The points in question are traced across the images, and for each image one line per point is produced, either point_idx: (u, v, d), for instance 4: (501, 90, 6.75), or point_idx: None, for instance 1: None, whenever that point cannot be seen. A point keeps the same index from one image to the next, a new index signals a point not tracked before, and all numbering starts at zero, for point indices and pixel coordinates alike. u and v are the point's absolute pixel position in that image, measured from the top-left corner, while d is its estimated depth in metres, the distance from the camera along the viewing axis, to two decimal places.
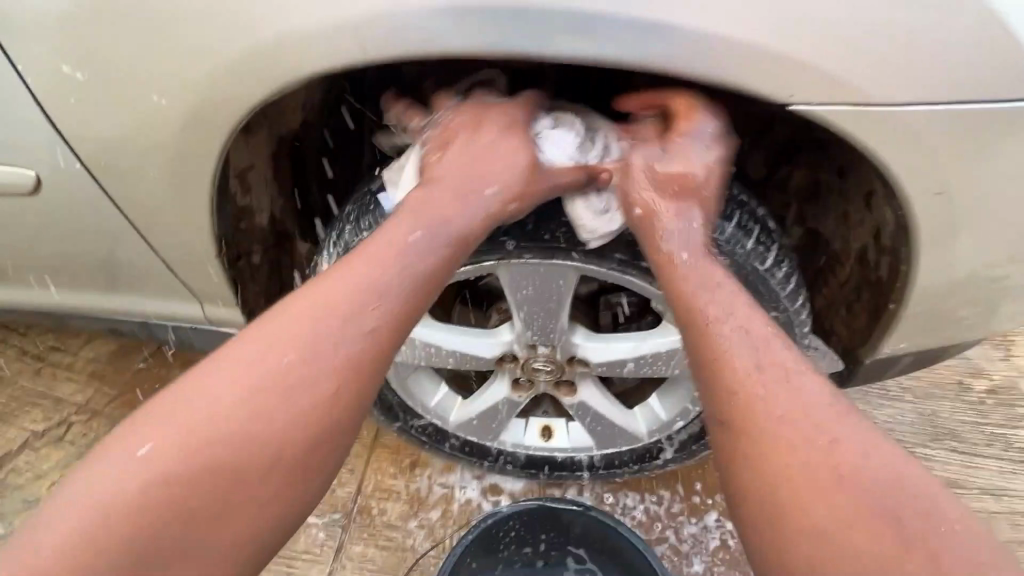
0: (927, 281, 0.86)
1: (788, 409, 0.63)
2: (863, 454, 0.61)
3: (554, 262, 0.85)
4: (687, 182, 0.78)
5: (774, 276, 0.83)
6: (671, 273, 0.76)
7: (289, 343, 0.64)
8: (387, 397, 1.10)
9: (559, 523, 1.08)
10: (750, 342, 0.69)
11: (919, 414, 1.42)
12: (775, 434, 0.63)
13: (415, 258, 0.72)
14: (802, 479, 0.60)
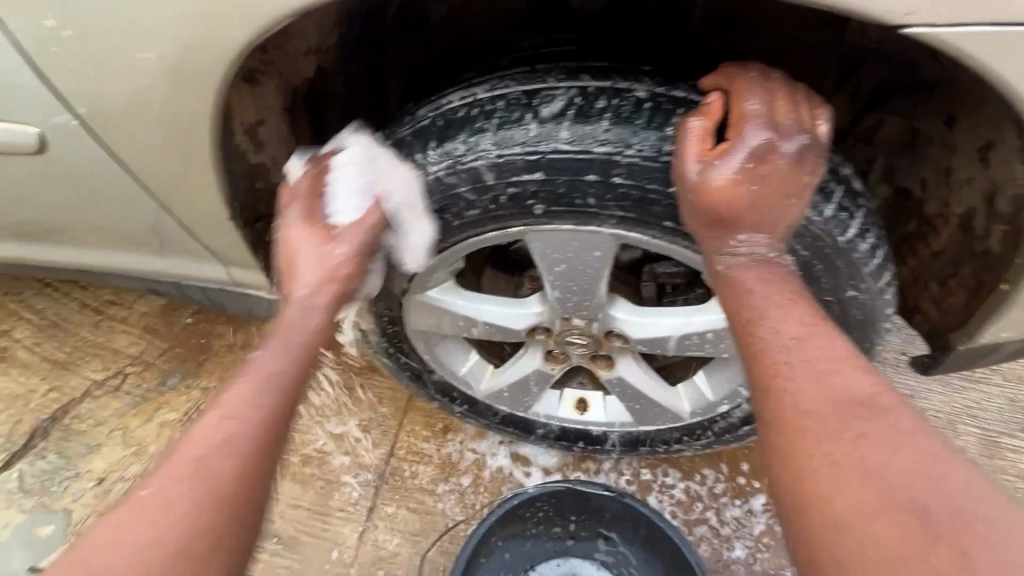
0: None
1: (821, 413, 0.57)
2: (909, 461, 0.53)
3: (589, 229, 0.71)
4: (750, 193, 0.64)
5: (857, 252, 0.68)
6: (725, 290, 0.67)
7: (179, 458, 0.62)
8: (414, 363, 1.05)
9: (589, 506, 1.04)
10: (796, 350, 0.61)
11: (1008, 399, 1.26)
12: (805, 442, 0.57)
13: (272, 371, 0.69)
14: (838, 489, 0.54)
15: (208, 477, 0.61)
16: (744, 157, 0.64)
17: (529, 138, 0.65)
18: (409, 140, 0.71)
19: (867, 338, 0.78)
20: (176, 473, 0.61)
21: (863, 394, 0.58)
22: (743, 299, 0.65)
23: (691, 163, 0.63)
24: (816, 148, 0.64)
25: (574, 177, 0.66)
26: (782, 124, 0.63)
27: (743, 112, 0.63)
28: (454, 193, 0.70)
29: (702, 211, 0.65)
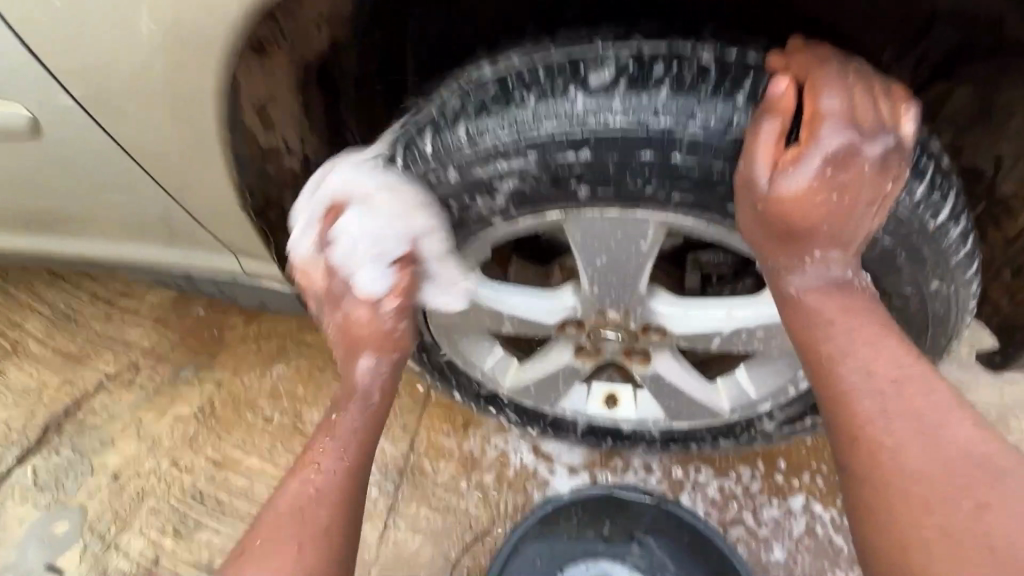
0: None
1: (925, 471, 0.53)
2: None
3: (638, 213, 0.62)
4: (829, 205, 0.55)
5: (949, 237, 0.57)
6: (793, 311, 0.60)
7: (292, 502, 0.70)
8: (437, 358, 0.99)
9: (628, 510, 0.99)
10: (886, 392, 0.56)
11: None
12: (902, 504, 0.53)
13: (373, 377, 0.82)
14: (947, 557, 0.50)
15: (319, 514, 0.70)
16: (822, 160, 0.54)
17: (573, 113, 0.56)
18: (434, 126, 0.62)
19: (950, 331, 0.67)
20: (291, 506, 0.70)
21: (968, 451, 0.53)
22: (819, 327, 0.59)
23: (760, 169, 0.54)
24: (902, 147, 0.55)
25: (626, 156, 0.57)
26: (863, 126, 0.54)
27: (820, 108, 0.53)
28: (479, 185, 0.62)
29: (771, 222, 0.56)
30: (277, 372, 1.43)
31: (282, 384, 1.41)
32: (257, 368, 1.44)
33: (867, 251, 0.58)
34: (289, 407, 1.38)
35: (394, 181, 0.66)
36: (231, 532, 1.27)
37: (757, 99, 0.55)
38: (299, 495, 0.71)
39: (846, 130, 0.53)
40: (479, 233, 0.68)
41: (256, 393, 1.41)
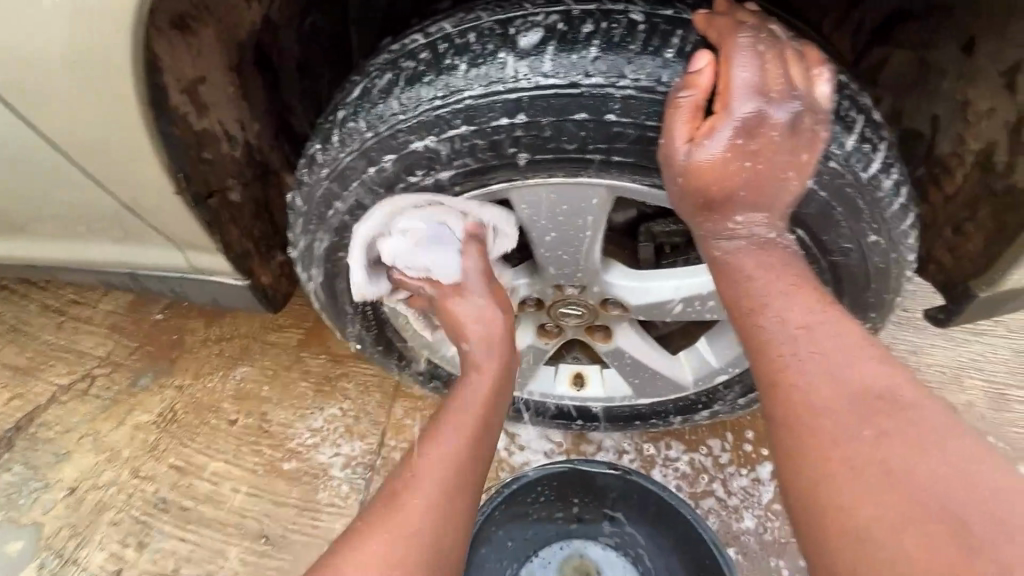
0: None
1: (830, 409, 0.48)
2: (933, 462, 0.44)
3: (579, 181, 0.61)
4: (744, 172, 0.53)
5: (879, 188, 0.57)
6: (721, 277, 0.56)
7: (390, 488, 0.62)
8: (399, 345, 0.97)
9: (594, 487, 0.99)
10: (799, 337, 0.51)
11: (1011, 350, 1.22)
12: (820, 449, 0.48)
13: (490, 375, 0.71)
14: (861, 496, 0.45)
15: (412, 521, 0.58)
16: (736, 130, 0.51)
17: (503, 76, 0.55)
18: (370, 99, 0.61)
19: (894, 283, 0.67)
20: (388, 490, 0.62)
21: (873, 385, 0.48)
22: (738, 286, 0.55)
23: (677, 142, 0.52)
24: (814, 110, 0.53)
25: (560, 118, 0.55)
26: (774, 90, 0.51)
27: (732, 74, 0.51)
28: (415, 158, 0.60)
29: (693, 194, 0.54)
30: (240, 373, 1.39)
31: (246, 385, 1.38)
32: (220, 371, 1.40)
33: (801, 210, 0.58)
34: (254, 409, 1.35)
35: (335, 158, 0.64)
36: (198, 540, 1.23)
37: (685, 57, 0.54)
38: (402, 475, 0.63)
39: (756, 98, 0.51)
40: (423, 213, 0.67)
41: (220, 396, 1.37)
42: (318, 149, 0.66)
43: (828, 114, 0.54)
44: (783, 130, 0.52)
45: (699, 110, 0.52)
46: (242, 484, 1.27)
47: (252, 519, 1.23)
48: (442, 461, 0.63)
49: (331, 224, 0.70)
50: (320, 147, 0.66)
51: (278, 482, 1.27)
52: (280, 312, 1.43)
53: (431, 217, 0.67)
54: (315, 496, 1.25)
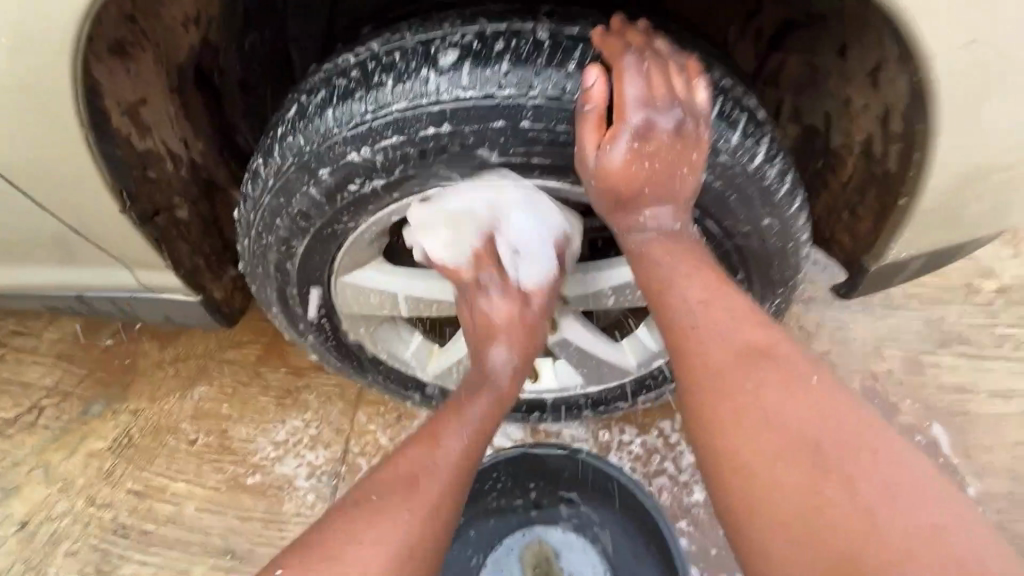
0: (950, 155, 0.70)
1: (725, 371, 0.59)
2: (805, 409, 0.56)
3: (504, 179, 0.67)
4: (644, 173, 0.63)
5: (765, 178, 0.65)
6: (638, 265, 0.66)
7: (342, 526, 0.66)
8: (356, 351, 0.99)
9: (546, 470, 1.08)
10: (703, 313, 0.62)
11: (925, 320, 1.34)
12: (723, 408, 0.58)
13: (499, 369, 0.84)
14: (753, 445, 0.56)
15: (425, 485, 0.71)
16: (632, 138, 0.62)
17: (426, 91, 0.60)
18: (308, 114, 0.65)
19: (792, 263, 0.76)
20: (343, 520, 0.67)
21: (759, 348, 0.60)
22: (651, 274, 0.65)
23: (588, 150, 0.61)
24: (695, 115, 0.61)
25: (482, 126, 0.61)
26: (659, 102, 0.61)
27: (622, 90, 0.61)
28: (353, 167, 0.64)
29: (606, 193, 0.64)
30: (198, 393, 1.38)
31: (205, 404, 1.37)
32: (177, 393, 1.39)
33: (699, 199, 0.66)
34: (214, 427, 1.34)
35: (277, 170, 0.68)
36: (161, 561, 1.23)
37: (586, 68, 0.61)
38: (357, 502, 0.69)
39: (643, 110, 0.62)
40: (364, 218, 0.71)
41: (178, 417, 1.36)
42: (260, 164, 0.70)
43: (710, 114, 0.62)
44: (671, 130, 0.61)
45: (601, 120, 0.60)
46: (205, 502, 1.27)
47: (217, 536, 1.24)
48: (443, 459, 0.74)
49: (276, 233, 0.74)
50: (261, 161, 0.70)
51: (242, 497, 1.27)
52: (236, 329, 1.43)
53: (370, 223, 0.72)
54: (280, 507, 1.26)
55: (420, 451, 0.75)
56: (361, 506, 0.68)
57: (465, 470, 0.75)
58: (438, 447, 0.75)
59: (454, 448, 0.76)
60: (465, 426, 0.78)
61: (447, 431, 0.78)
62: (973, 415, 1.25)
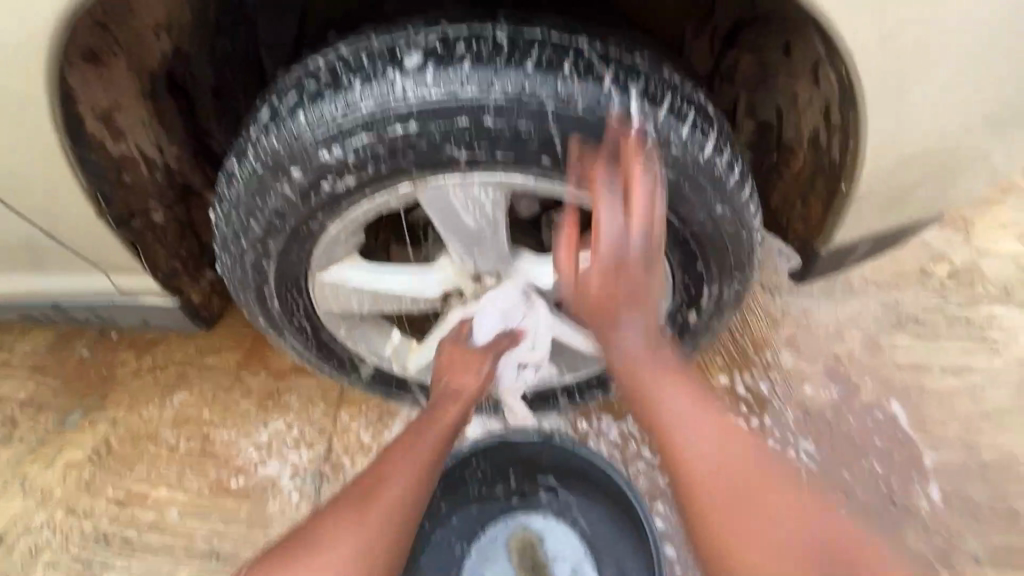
0: (879, 142, 0.78)
1: (715, 472, 0.65)
2: (795, 515, 0.63)
3: (473, 176, 0.70)
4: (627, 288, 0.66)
5: (715, 167, 0.70)
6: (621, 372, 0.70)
7: (298, 553, 0.72)
8: (337, 349, 1.01)
9: (527, 459, 1.09)
10: (685, 420, 0.67)
11: (882, 304, 1.41)
12: (713, 485, 0.65)
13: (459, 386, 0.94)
14: (739, 533, 0.63)
15: (385, 499, 0.78)
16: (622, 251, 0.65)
17: (392, 91, 0.63)
18: (279, 117, 0.68)
19: (747, 249, 0.80)
20: (302, 543, 0.73)
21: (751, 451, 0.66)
22: (638, 382, 0.69)
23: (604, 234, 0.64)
24: (647, 112, 0.66)
25: (447, 124, 0.64)
26: (649, 222, 0.63)
27: (625, 202, 0.63)
28: (325, 167, 0.67)
29: (592, 302, 0.68)
30: (178, 400, 1.38)
31: (185, 411, 1.37)
32: (156, 400, 1.38)
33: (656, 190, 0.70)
34: (195, 433, 1.35)
35: (250, 172, 0.70)
36: (144, 567, 1.23)
37: (544, 66, 0.64)
38: (312, 528, 0.75)
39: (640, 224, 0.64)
40: (339, 215, 0.74)
41: (158, 425, 1.36)
42: (234, 165, 0.72)
43: (661, 109, 0.67)
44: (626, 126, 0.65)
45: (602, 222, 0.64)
46: (187, 506, 1.27)
47: (200, 540, 1.24)
48: (402, 479, 0.81)
49: (252, 233, 0.76)
50: (235, 163, 0.72)
51: (225, 500, 1.27)
52: (215, 335, 1.43)
53: (345, 222, 0.75)
54: (264, 508, 1.27)
55: (372, 479, 0.80)
56: (317, 530, 0.74)
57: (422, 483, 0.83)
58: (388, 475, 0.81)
59: (404, 478, 0.81)
60: (413, 456, 0.84)
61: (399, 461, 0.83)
62: (928, 391, 1.32)
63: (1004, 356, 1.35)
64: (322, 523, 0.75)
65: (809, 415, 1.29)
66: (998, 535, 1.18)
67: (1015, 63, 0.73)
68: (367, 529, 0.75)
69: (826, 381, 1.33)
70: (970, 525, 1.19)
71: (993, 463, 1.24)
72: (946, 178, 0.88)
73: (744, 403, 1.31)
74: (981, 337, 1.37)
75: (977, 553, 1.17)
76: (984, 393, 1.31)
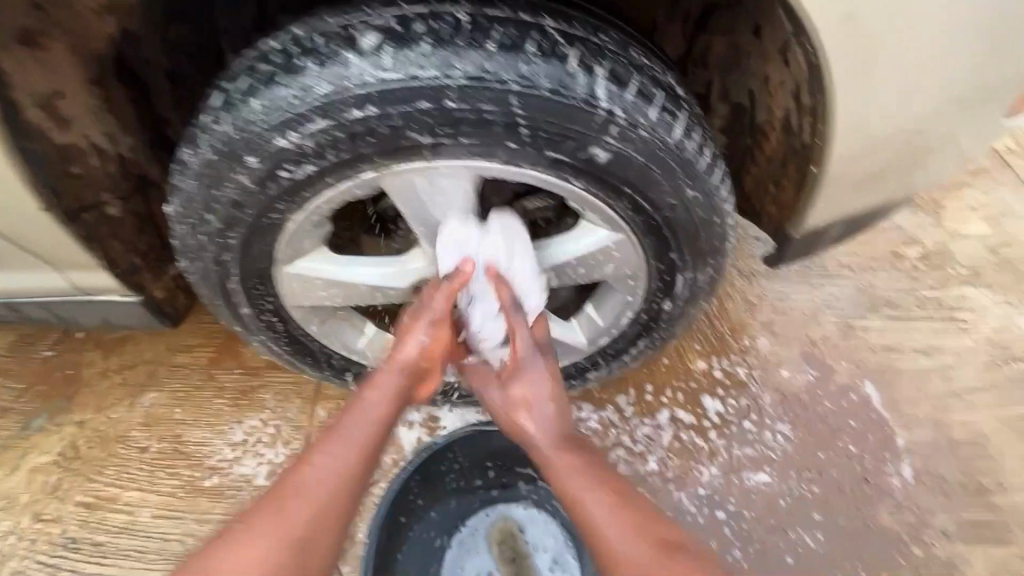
0: (847, 123, 0.77)
1: (625, 545, 0.73)
2: (643, 521, 0.76)
3: (439, 162, 0.68)
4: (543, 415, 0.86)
5: (685, 150, 0.70)
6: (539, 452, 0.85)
7: (231, 532, 0.71)
8: (309, 345, 0.98)
9: (505, 450, 1.08)
10: (591, 488, 0.79)
11: (856, 287, 1.42)
12: (620, 557, 0.73)
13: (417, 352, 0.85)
14: None
15: (310, 493, 0.73)
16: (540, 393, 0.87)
17: (348, 73, 0.61)
18: (231, 102, 0.65)
19: (719, 233, 0.80)
20: (225, 533, 0.71)
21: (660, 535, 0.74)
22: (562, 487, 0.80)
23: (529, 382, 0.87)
24: (615, 94, 0.65)
25: (409, 107, 0.62)
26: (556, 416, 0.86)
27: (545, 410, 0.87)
28: (283, 154, 0.65)
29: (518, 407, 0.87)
30: (148, 400, 1.34)
31: (155, 411, 1.33)
32: (125, 401, 1.34)
33: (626, 174, 0.69)
34: (166, 433, 1.31)
35: (204, 160, 0.67)
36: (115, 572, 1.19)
37: (506, 46, 0.62)
38: (240, 516, 0.73)
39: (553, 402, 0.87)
40: (300, 205, 0.71)
41: (127, 426, 1.32)
42: (185, 154, 0.69)
43: (629, 90, 0.65)
44: (593, 109, 0.64)
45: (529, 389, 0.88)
46: (159, 508, 1.24)
47: (175, 541, 1.22)
48: (328, 471, 0.75)
49: (209, 225, 0.73)
50: (186, 151, 0.69)
51: (198, 500, 1.25)
52: (186, 333, 1.39)
53: (308, 212, 0.72)
54: (239, 507, 1.24)
55: (298, 471, 0.75)
56: (244, 519, 0.72)
57: (361, 471, 0.77)
58: (313, 473, 0.75)
59: (339, 467, 0.76)
60: (345, 438, 0.78)
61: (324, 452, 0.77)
62: (900, 372, 1.34)
63: (972, 336, 1.37)
64: (233, 531, 0.70)
65: (785, 398, 1.31)
66: (967, 512, 1.20)
67: (978, 42, 0.73)
68: (287, 536, 0.69)
69: (802, 364, 1.34)
70: (941, 501, 1.21)
71: (962, 441, 1.27)
72: (912, 161, 0.89)
73: (722, 388, 1.31)
74: (951, 317, 1.39)
75: (947, 528, 1.19)
76: (954, 372, 1.34)
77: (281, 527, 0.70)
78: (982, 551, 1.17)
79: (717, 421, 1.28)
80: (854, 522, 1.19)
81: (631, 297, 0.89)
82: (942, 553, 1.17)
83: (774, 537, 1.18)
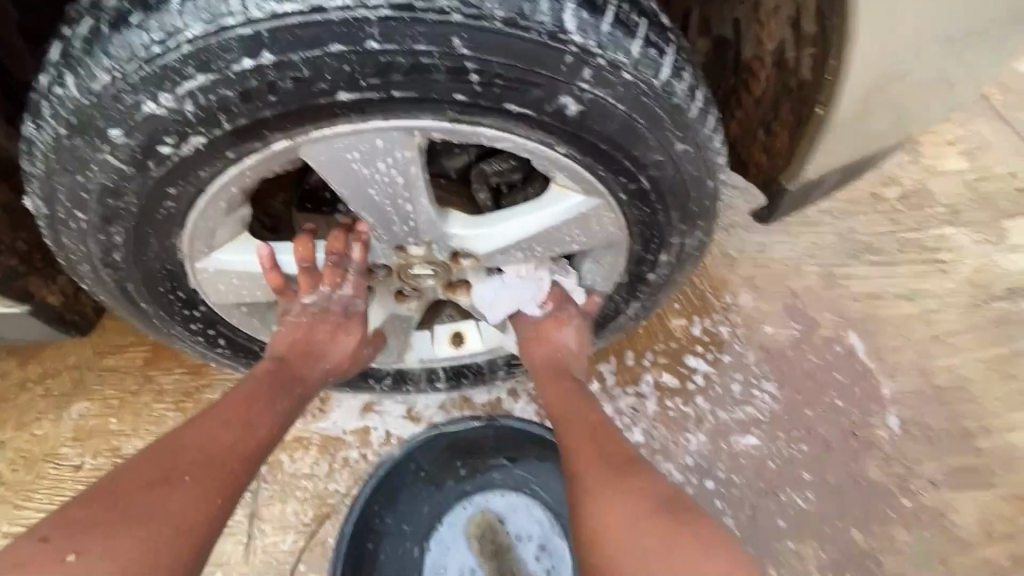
0: (866, 55, 0.66)
1: (587, 434, 0.75)
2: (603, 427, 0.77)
3: (368, 123, 0.54)
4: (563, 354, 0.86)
5: (673, 93, 0.57)
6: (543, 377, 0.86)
7: (139, 470, 0.59)
8: (250, 346, 0.84)
9: (470, 447, 1.01)
10: (569, 395, 0.82)
11: (838, 233, 1.36)
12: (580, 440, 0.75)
13: (331, 324, 0.80)
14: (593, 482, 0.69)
15: (241, 436, 0.67)
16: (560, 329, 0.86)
17: (228, 7, 0.46)
18: (74, 56, 0.50)
19: (712, 193, 0.69)
20: (141, 483, 0.58)
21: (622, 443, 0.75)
22: (554, 391, 0.84)
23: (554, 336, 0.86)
24: (589, 23, 0.51)
25: (315, 51, 0.48)
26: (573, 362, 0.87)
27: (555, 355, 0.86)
28: (156, 122, 0.50)
29: (544, 352, 0.87)
30: (77, 411, 1.18)
31: (86, 422, 1.18)
32: (50, 414, 1.18)
33: (603, 127, 0.56)
34: (103, 446, 1.16)
35: (53, 135, 0.53)
36: None
37: None
38: (156, 464, 0.60)
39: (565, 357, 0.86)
40: (201, 189, 0.57)
41: (56, 442, 1.16)
42: (32, 129, 0.55)
43: (603, 17, 0.52)
44: (561, 44, 0.51)
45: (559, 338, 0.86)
46: None
47: None
48: (263, 417, 0.70)
49: (81, 218, 0.58)
50: (35, 123, 0.54)
51: None
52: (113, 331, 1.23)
53: (216, 199, 0.58)
54: None
55: (231, 412, 0.68)
56: (169, 468, 0.60)
57: (285, 427, 0.73)
58: (255, 427, 0.69)
59: (271, 417, 0.71)
60: (282, 388, 0.74)
61: (266, 409, 0.71)
62: (883, 319, 1.30)
63: (953, 277, 1.33)
64: (142, 468, 0.60)
65: (770, 355, 1.25)
66: (952, 458, 1.19)
67: None
68: (210, 475, 0.61)
69: (786, 319, 1.28)
70: (927, 450, 1.20)
71: (946, 387, 1.25)
72: (921, 102, 0.80)
73: (702, 346, 1.25)
74: (933, 258, 1.35)
75: (935, 477, 1.18)
76: (937, 316, 1.30)
77: (205, 470, 0.61)
78: (968, 497, 1.17)
79: (703, 383, 1.22)
80: (844, 478, 1.17)
81: (612, 264, 0.77)
82: (930, 501, 1.16)
83: (766, 500, 1.15)
